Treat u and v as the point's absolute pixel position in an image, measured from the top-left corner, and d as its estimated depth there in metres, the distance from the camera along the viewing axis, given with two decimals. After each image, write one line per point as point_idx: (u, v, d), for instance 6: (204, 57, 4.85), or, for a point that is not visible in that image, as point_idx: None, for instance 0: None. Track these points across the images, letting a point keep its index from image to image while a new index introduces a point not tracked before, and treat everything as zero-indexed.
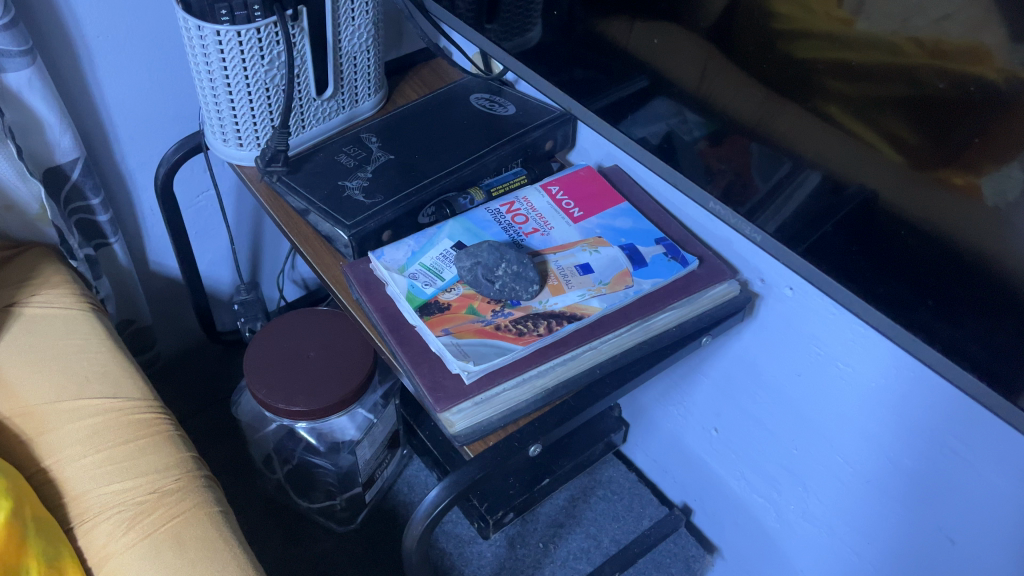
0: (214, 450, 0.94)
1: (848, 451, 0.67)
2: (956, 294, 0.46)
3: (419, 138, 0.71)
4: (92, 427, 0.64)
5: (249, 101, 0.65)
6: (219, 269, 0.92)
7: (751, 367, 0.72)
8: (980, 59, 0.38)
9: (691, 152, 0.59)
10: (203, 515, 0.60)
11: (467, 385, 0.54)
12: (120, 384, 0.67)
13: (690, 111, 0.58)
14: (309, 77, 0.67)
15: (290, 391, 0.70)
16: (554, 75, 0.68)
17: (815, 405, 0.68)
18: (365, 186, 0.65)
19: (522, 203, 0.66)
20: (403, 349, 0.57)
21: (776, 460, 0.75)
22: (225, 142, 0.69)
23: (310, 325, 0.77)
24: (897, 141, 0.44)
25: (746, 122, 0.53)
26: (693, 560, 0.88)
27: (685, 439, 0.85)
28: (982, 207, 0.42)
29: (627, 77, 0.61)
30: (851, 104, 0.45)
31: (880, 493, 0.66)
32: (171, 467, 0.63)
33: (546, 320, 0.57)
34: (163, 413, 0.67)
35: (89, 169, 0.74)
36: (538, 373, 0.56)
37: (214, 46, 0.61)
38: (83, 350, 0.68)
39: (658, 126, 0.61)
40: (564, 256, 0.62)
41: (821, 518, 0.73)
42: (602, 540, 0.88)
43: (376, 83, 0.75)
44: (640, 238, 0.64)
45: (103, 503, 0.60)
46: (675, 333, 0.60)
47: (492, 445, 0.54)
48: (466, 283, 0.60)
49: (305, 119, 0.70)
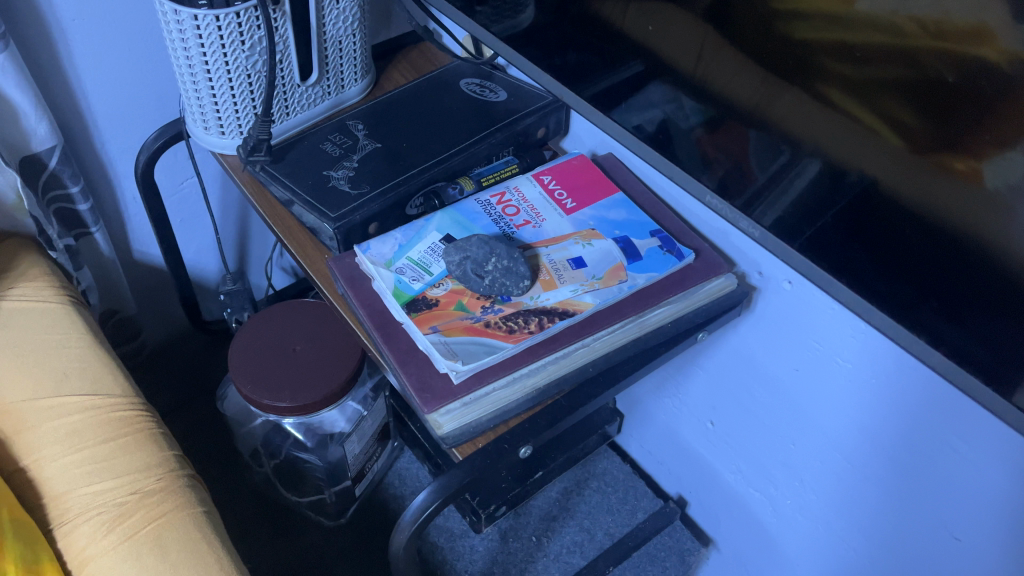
0: (202, 442, 0.92)
1: (843, 444, 0.66)
2: (959, 287, 0.44)
3: (407, 125, 0.68)
4: (72, 425, 0.62)
5: (230, 87, 0.63)
6: (204, 257, 0.90)
7: (748, 361, 0.71)
8: (983, 40, 0.37)
9: (687, 141, 0.57)
10: (186, 516, 0.59)
11: (456, 385, 0.53)
12: (101, 380, 0.65)
13: (686, 96, 0.56)
14: (292, 62, 0.65)
15: (276, 386, 0.69)
16: (547, 60, 0.66)
17: (814, 400, 0.66)
18: (351, 176, 0.63)
19: (513, 194, 0.64)
20: (389, 347, 0.55)
21: (773, 454, 0.74)
22: (206, 129, 0.67)
23: (296, 316, 0.75)
24: (897, 124, 0.42)
25: (742, 107, 0.51)
26: (688, 554, 0.85)
27: (681, 430, 0.83)
28: (983, 194, 0.40)
29: (622, 60, 0.59)
30: (850, 87, 0.44)
31: (878, 489, 0.64)
32: (153, 466, 0.61)
33: (537, 317, 0.55)
34: (146, 410, 0.65)
35: (67, 157, 0.72)
36: (529, 372, 0.54)
37: (193, 30, 0.59)
38: (63, 345, 0.66)
39: (653, 113, 0.59)
40: (556, 249, 0.60)
41: (818, 513, 0.72)
42: (596, 534, 0.86)
43: (363, 68, 0.73)
44: (634, 230, 0.62)
45: (84, 504, 0.59)
46: (670, 330, 0.59)
47: (481, 448, 0.53)
48: (455, 279, 0.58)
49: (289, 105, 0.68)
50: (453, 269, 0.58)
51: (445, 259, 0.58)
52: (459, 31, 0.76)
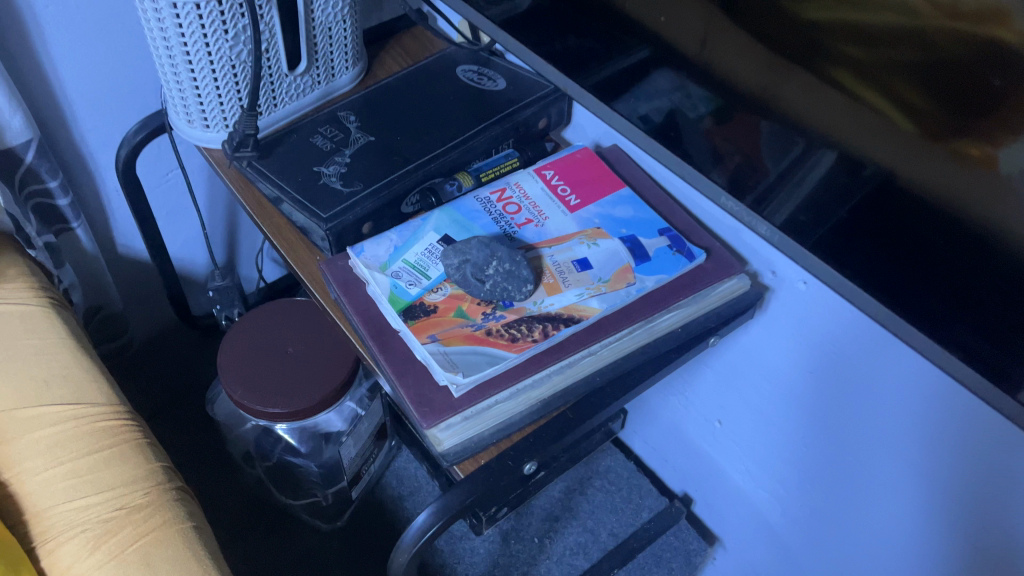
0: (196, 442, 0.90)
1: (856, 447, 0.63)
2: (974, 281, 0.41)
3: (401, 116, 0.65)
4: (52, 437, 0.59)
5: (213, 80, 0.60)
6: (191, 250, 0.87)
7: (758, 359, 0.68)
8: (1001, 21, 0.33)
9: (695, 132, 0.53)
10: (175, 533, 0.57)
11: (457, 399, 0.50)
12: (83, 389, 0.62)
13: (693, 83, 0.52)
14: (279, 51, 0.61)
15: (267, 391, 0.66)
16: (547, 47, 0.62)
17: (826, 403, 0.64)
18: (343, 172, 0.60)
19: (514, 190, 0.61)
20: (386, 358, 0.52)
21: (783, 454, 0.71)
22: (190, 123, 0.64)
23: (288, 317, 0.72)
24: (908, 107, 0.39)
25: (745, 90, 0.48)
26: (693, 554, 0.85)
27: (686, 428, 0.81)
28: (999, 180, 0.37)
29: (625, 46, 0.55)
30: (862, 69, 0.40)
31: (892, 491, 0.62)
32: (140, 480, 0.59)
33: (541, 324, 0.52)
34: (131, 419, 0.63)
35: (44, 151, 0.68)
36: (532, 382, 0.52)
37: (172, 21, 0.55)
38: (42, 351, 0.63)
39: (660, 102, 0.55)
40: (560, 250, 0.57)
41: (831, 516, 0.69)
42: (599, 534, 0.86)
43: (354, 55, 0.69)
44: (642, 229, 0.59)
45: (67, 521, 0.56)
46: (681, 335, 0.56)
47: (484, 464, 0.50)
48: (454, 283, 0.55)
49: (276, 96, 0.64)
50: (451, 273, 0.55)
51: (442, 262, 0.55)
52: (455, 15, 0.72)
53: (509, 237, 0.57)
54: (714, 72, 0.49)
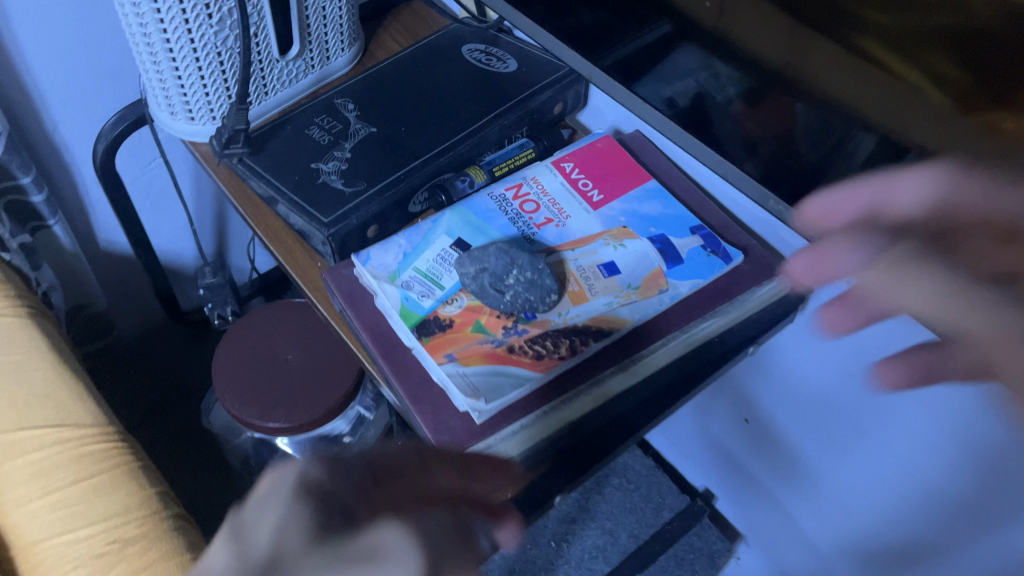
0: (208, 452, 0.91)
1: (901, 456, 0.58)
2: None
3: (405, 103, 0.59)
4: (37, 464, 0.54)
5: (198, 69, 0.54)
6: (177, 242, 0.81)
7: (795, 354, 0.63)
8: None
9: (725, 117, 0.46)
10: (174, 568, 0.52)
11: (479, 426, 0.45)
12: (67, 409, 0.58)
13: (722, 62, 0.44)
14: (269, 35, 0.56)
15: (265, 403, 0.62)
16: (561, 23, 0.56)
17: (868, 406, 0.58)
18: (343, 170, 0.55)
19: (531, 186, 0.56)
20: (400, 382, 0.47)
21: (820, 454, 0.66)
22: (173, 115, 0.58)
23: (284, 323, 0.68)
24: (945, 79, 0.31)
25: (764, 65, 0.41)
26: (718, 555, 0.84)
27: (710, 422, 0.77)
28: None
29: (647, 21, 0.48)
30: (886, 38, 0.33)
31: (938, 506, 0.56)
32: (134, 509, 0.54)
33: (568, 339, 0.48)
34: (120, 441, 0.58)
35: (14, 145, 0.62)
36: (561, 405, 0.47)
37: (150, 6, 0.49)
38: (22, 368, 0.58)
39: (686, 83, 0.48)
40: (584, 253, 0.52)
41: (868, 522, 0.64)
42: (619, 536, 0.86)
43: (351, 35, 0.63)
44: (672, 227, 0.54)
45: (56, 558, 0.52)
46: (718, 346, 0.51)
47: (511, 497, 0.46)
48: (470, 293, 0.50)
49: (267, 84, 0.59)
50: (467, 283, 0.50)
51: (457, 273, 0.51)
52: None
53: (529, 243, 0.52)
54: (729, 43, 0.42)
